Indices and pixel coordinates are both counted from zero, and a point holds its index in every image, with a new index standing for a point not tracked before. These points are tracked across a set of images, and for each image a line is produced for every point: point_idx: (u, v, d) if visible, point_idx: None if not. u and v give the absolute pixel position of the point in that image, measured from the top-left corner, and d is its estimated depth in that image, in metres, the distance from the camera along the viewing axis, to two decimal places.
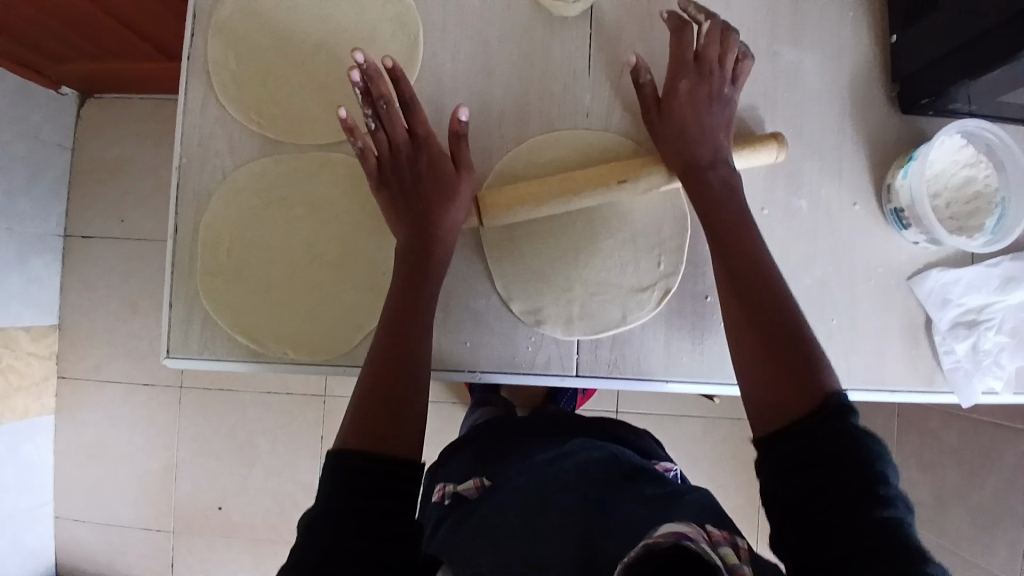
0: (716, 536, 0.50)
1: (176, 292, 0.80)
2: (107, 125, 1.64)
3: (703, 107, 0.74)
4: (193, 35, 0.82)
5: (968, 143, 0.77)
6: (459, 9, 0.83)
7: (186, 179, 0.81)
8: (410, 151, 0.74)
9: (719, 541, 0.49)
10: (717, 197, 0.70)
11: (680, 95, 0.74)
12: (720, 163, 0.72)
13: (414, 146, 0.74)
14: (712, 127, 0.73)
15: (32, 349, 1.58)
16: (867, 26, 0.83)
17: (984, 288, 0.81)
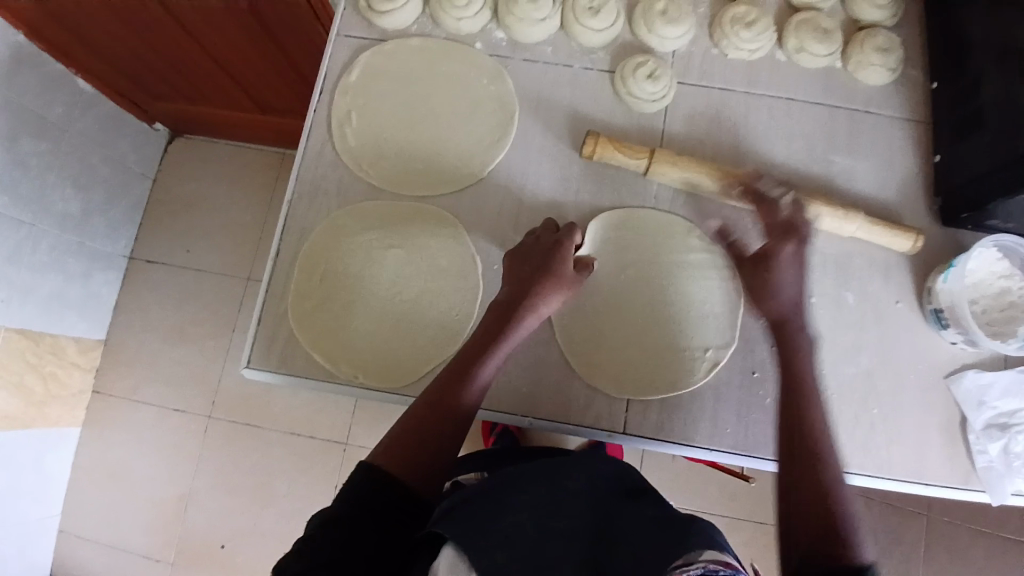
0: (729, 560, 0.57)
1: (266, 310, 0.88)
2: (193, 164, 1.81)
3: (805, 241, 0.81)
4: (322, 92, 0.95)
5: (1004, 257, 0.84)
6: (551, 96, 0.95)
7: (294, 211, 0.91)
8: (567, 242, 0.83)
9: (736, 568, 0.55)
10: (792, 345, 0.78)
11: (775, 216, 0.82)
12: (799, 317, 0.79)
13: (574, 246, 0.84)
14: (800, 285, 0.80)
15: (77, 360, 1.64)
16: (912, 147, 0.93)
17: (1019, 393, 0.85)
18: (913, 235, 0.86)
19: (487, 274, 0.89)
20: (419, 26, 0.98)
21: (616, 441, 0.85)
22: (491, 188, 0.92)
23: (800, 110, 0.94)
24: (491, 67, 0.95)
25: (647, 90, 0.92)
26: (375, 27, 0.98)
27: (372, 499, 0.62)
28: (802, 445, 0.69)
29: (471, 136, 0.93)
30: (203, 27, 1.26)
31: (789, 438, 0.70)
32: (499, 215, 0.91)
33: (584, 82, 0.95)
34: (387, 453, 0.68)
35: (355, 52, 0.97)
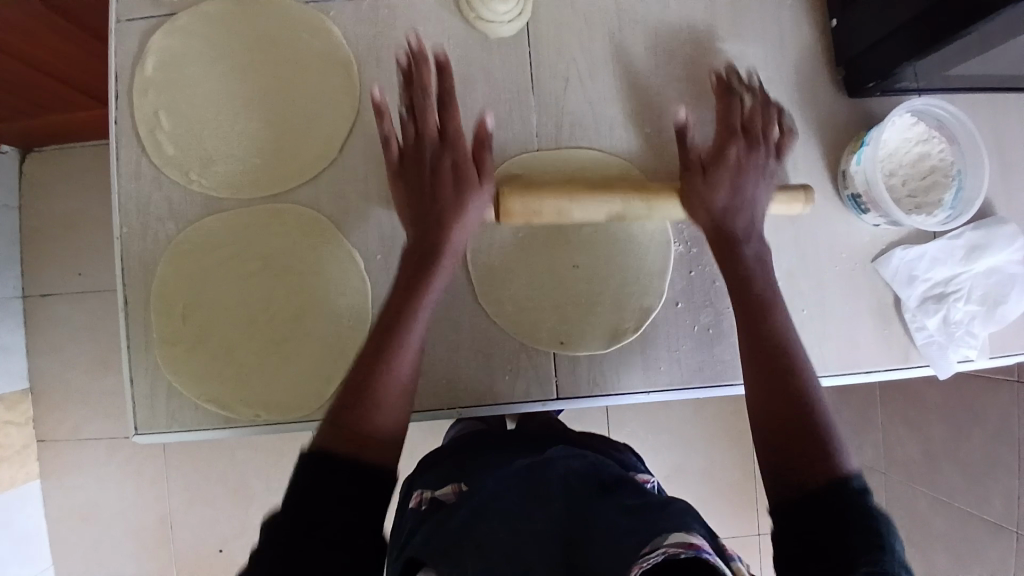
0: (695, 541, 0.51)
1: (135, 365, 0.77)
2: (52, 179, 1.58)
3: (757, 161, 0.74)
4: (118, 97, 0.78)
5: (919, 120, 0.76)
6: (392, 40, 0.80)
7: (130, 247, 0.78)
8: (430, 127, 0.71)
9: (702, 547, 0.50)
10: (746, 272, 0.69)
11: (731, 116, 0.76)
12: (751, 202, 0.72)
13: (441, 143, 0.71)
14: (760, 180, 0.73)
15: (6, 418, 1.52)
16: (807, 11, 0.82)
17: (949, 260, 0.81)
18: (802, 194, 0.74)
19: (370, 268, 0.79)
20: None
21: (550, 408, 0.80)
22: (350, 167, 0.79)
23: None
24: (310, 20, 0.79)
25: (498, 10, 0.78)
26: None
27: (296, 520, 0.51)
28: (775, 355, 0.64)
29: (310, 109, 0.79)
30: (3, 38, 1.05)
31: (752, 351, 0.64)
32: (367, 197, 0.79)
33: (427, 13, 0.80)
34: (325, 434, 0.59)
35: (144, 37, 0.79)
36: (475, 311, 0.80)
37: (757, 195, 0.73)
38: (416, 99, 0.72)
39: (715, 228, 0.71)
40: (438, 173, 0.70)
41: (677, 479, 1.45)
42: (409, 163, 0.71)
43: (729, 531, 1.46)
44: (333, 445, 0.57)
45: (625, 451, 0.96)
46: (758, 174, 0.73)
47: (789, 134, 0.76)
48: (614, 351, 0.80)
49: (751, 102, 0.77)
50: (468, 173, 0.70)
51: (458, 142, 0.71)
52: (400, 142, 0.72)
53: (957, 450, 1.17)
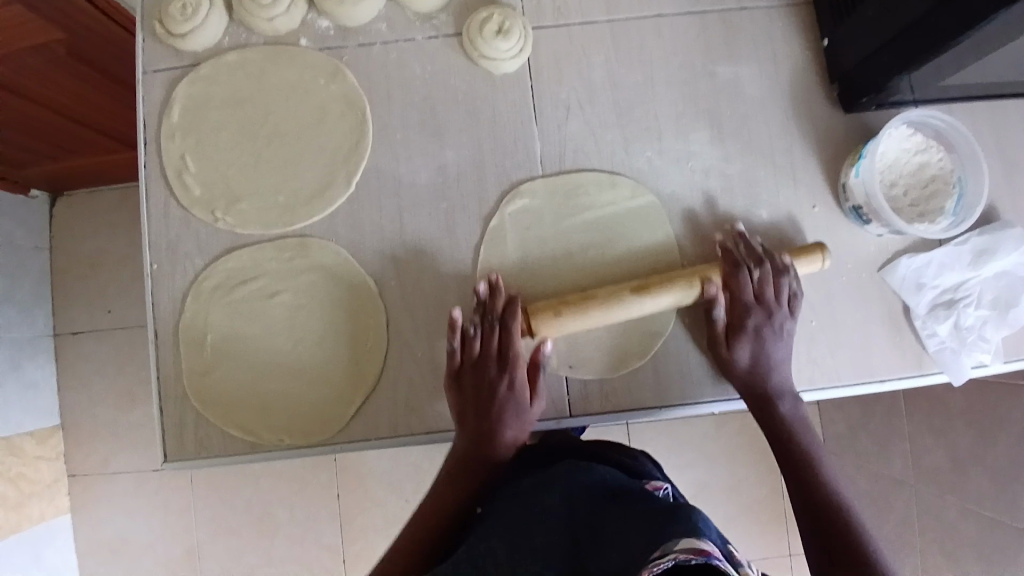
0: (705, 547, 0.53)
1: (166, 396, 0.81)
2: (82, 221, 1.65)
3: (773, 318, 0.77)
4: (147, 142, 0.84)
5: (915, 131, 0.78)
6: (401, 77, 0.84)
7: (160, 284, 0.82)
8: (491, 346, 0.76)
9: (711, 553, 0.52)
10: (780, 422, 0.77)
11: (743, 297, 0.77)
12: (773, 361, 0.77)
13: (501, 331, 0.76)
14: (778, 350, 0.78)
15: (39, 454, 1.57)
16: (798, 32, 0.85)
17: (956, 266, 0.82)
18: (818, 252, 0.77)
19: (386, 294, 0.82)
20: (232, 37, 0.85)
21: (564, 425, 0.82)
22: (365, 199, 0.83)
23: (672, 22, 0.84)
24: (325, 63, 0.84)
25: (501, 47, 0.81)
26: (183, 51, 0.85)
27: None
28: (790, 450, 0.77)
29: (326, 146, 0.83)
30: (31, 87, 1.12)
31: (781, 460, 0.77)
32: (381, 228, 0.83)
33: (433, 53, 0.84)
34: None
35: (170, 85, 0.85)
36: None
37: (776, 354, 0.78)
38: (484, 324, 0.77)
39: (746, 390, 0.78)
40: (497, 403, 0.75)
41: (701, 496, 1.43)
42: (479, 399, 0.76)
43: (755, 548, 1.44)
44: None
45: (642, 458, 0.96)
46: (777, 342, 0.78)
47: (790, 267, 0.78)
48: (625, 369, 0.82)
49: (759, 273, 0.77)
50: (524, 396, 0.76)
51: (518, 364, 0.76)
52: (462, 354, 0.77)
53: (984, 457, 1.15)
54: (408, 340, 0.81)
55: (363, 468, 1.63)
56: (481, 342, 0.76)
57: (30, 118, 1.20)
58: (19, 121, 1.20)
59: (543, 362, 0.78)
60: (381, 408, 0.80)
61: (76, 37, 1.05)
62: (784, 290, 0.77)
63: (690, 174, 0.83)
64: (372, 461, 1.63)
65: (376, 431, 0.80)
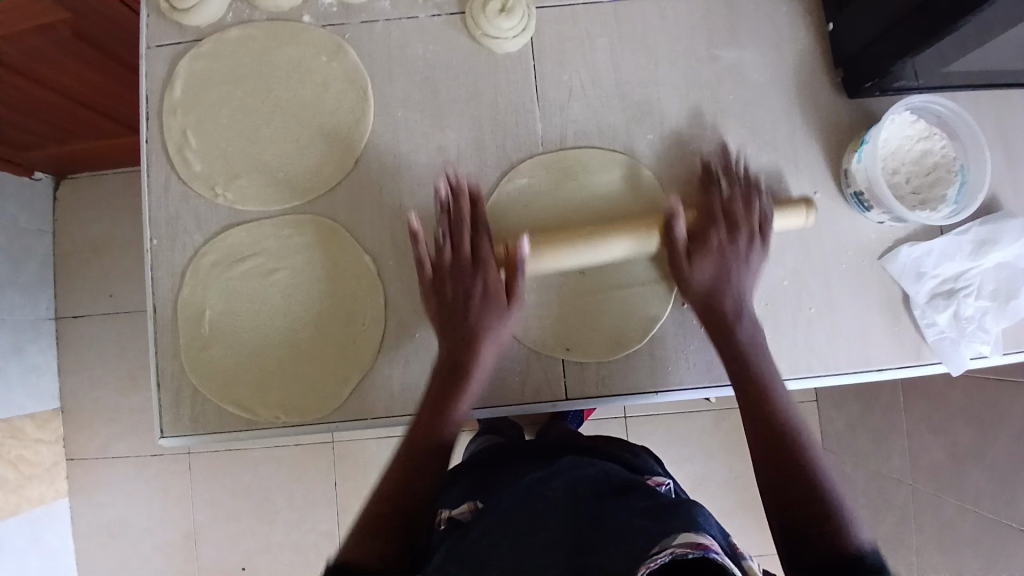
0: (704, 541, 0.53)
1: (164, 371, 0.81)
2: (84, 206, 1.65)
3: (740, 247, 0.76)
4: (149, 118, 0.84)
5: (918, 117, 0.78)
6: (402, 57, 0.84)
7: (160, 258, 0.82)
8: (465, 253, 0.76)
9: (709, 547, 0.52)
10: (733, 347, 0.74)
11: (712, 204, 0.77)
12: (738, 220, 0.77)
13: (475, 236, 0.77)
14: (744, 277, 0.76)
15: (39, 436, 1.57)
16: (802, 17, 0.84)
17: (957, 255, 0.81)
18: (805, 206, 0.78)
19: (384, 273, 0.82)
20: (235, 13, 0.85)
21: (559, 409, 0.81)
22: (365, 177, 0.83)
23: (676, 5, 0.84)
24: (327, 42, 0.84)
25: (503, 26, 0.81)
26: (186, 27, 0.85)
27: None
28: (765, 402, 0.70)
29: (326, 125, 0.83)
30: (35, 66, 1.11)
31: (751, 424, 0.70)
32: (380, 207, 0.83)
33: (436, 33, 0.84)
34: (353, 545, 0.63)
35: (172, 61, 0.85)
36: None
37: (745, 282, 0.76)
38: (451, 226, 0.77)
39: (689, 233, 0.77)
40: (470, 316, 0.75)
41: (699, 491, 1.43)
42: (443, 308, 0.76)
43: (753, 543, 1.43)
44: (357, 549, 0.62)
45: (643, 455, 0.97)
46: (745, 267, 0.76)
47: (770, 215, 0.78)
48: (622, 354, 0.82)
49: (733, 189, 0.78)
50: (499, 299, 0.76)
51: (488, 266, 0.76)
52: (434, 257, 0.77)
53: (982, 453, 1.15)
54: (405, 318, 0.81)
55: (361, 457, 1.63)
56: (450, 249, 0.76)
57: (32, 98, 1.20)
58: (21, 102, 1.20)
59: (523, 264, 0.76)
60: (377, 386, 0.80)
61: (84, 21, 1.04)
62: (755, 210, 0.77)
63: (691, 158, 0.83)
64: (370, 450, 1.63)
65: (372, 409, 0.80)
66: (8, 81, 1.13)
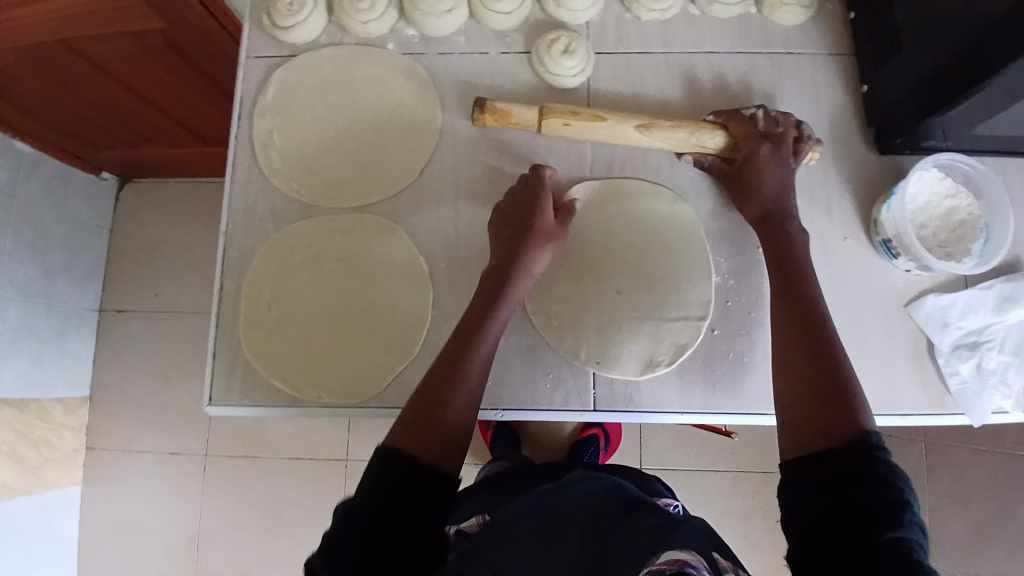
0: (684, 558, 0.58)
1: (220, 344, 0.87)
2: (145, 207, 1.77)
3: (782, 144, 0.83)
4: (241, 118, 0.94)
5: (945, 176, 0.83)
6: (472, 85, 0.94)
7: (233, 241, 0.90)
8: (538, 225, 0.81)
9: (689, 564, 0.57)
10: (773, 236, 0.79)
11: (742, 128, 0.84)
12: (767, 156, 0.82)
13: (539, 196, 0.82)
14: (785, 172, 0.82)
15: (64, 421, 1.62)
16: (838, 80, 0.92)
17: (982, 309, 0.85)
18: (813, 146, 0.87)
19: (435, 274, 0.88)
20: (328, 35, 0.96)
21: (587, 419, 0.85)
22: (427, 186, 0.91)
23: (722, 61, 0.93)
24: (407, 66, 0.94)
25: (566, 64, 0.90)
26: (284, 43, 0.96)
27: (393, 470, 0.57)
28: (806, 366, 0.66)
29: (398, 137, 0.92)
30: (129, 70, 1.22)
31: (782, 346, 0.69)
32: (438, 213, 0.90)
33: (503, 67, 0.94)
34: (400, 434, 0.61)
35: (268, 71, 0.95)
36: (525, 320, 0.87)
37: (780, 180, 0.82)
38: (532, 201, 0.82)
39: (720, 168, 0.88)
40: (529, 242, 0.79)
41: None
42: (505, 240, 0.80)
43: None
44: (407, 436, 0.61)
45: (652, 479, 1.00)
46: (784, 168, 0.82)
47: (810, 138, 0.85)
48: (652, 373, 0.85)
49: (761, 111, 0.84)
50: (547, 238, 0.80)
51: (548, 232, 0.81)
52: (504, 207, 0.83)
53: (1007, 530, 1.12)
54: (450, 317, 0.87)
55: None
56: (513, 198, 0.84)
57: (126, 100, 1.33)
58: (115, 101, 1.33)
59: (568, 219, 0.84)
60: (417, 377, 0.85)
61: (174, 33, 1.13)
62: (790, 124, 0.85)
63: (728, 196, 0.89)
64: None
65: (409, 399, 0.85)
66: (109, 83, 1.25)
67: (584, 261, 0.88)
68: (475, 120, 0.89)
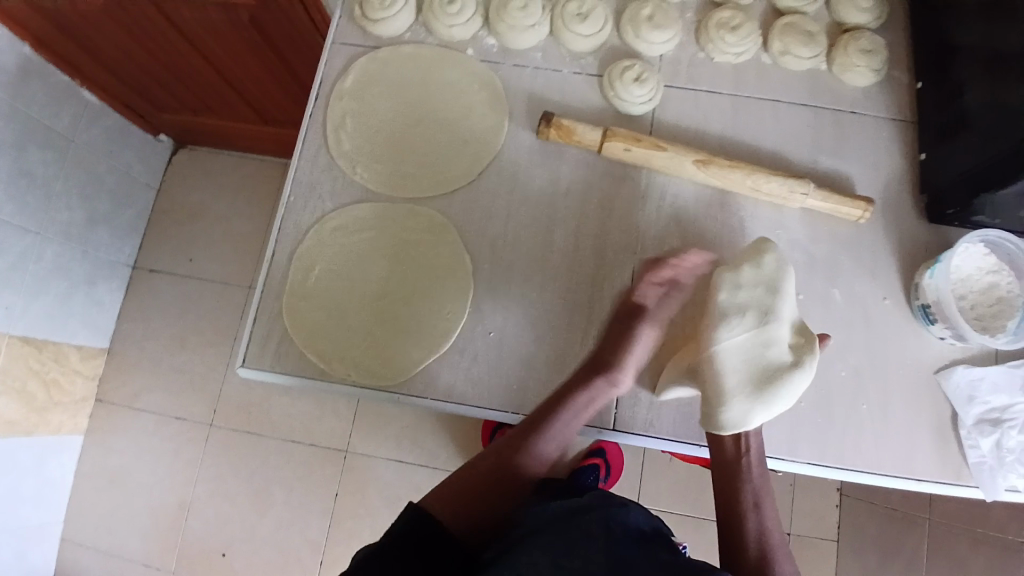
0: None
1: (261, 309, 0.90)
2: (195, 174, 1.82)
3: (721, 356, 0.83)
4: (318, 98, 0.98)
5: (991, 252, 0.84)
6: (542, 100, 0.97)
7: (291, 212, 0.93)
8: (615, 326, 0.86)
9: None
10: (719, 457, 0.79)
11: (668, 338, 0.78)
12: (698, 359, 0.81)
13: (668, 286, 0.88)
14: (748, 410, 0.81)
15: (80, 367, 1.66)
16: (898, 147, 0.94)
17: (1008, 388, 0.85)
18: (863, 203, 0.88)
19: (478, 273, 0.90)
20: (413, 33, 1.00)
21: (604, 437, 0.86)
22: (483, 189, 0.94)
23: (786, 112, 0.95)
24: (483, 73, 0.98)
25: (636, 93, 0.93)
26: (370, 35, 1.00)
27: (418, 531, 0.61)
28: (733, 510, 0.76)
29: (464, 139, 0.95)
30: (210, 39, 1.28)
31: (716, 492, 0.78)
32: (489, 216, 0.93)
33: (574, 87, 0.97)
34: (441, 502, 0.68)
35: (350, 58, 1.00)
36: (559, 332, 0.88)
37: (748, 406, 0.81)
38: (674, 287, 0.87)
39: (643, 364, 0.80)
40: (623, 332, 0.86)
41: None
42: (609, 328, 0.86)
43: None
44: (438, 506, 0.68)
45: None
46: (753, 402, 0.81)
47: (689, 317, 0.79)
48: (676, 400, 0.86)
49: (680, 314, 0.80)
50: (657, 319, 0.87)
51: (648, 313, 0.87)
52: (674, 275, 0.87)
53: None
54: (486, 317, 0.89)
55: (367, 473, 1.62)
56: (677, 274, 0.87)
57: (200, 67, 1.38)
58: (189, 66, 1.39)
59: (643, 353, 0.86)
60: (445, 370, 0.87)
61: (260, 10, 1.18)
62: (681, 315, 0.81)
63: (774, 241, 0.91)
64: (377, 468, 1.62)
65: (434, 390, 0.86)
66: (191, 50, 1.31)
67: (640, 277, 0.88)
68: (540, 134, 0.93)
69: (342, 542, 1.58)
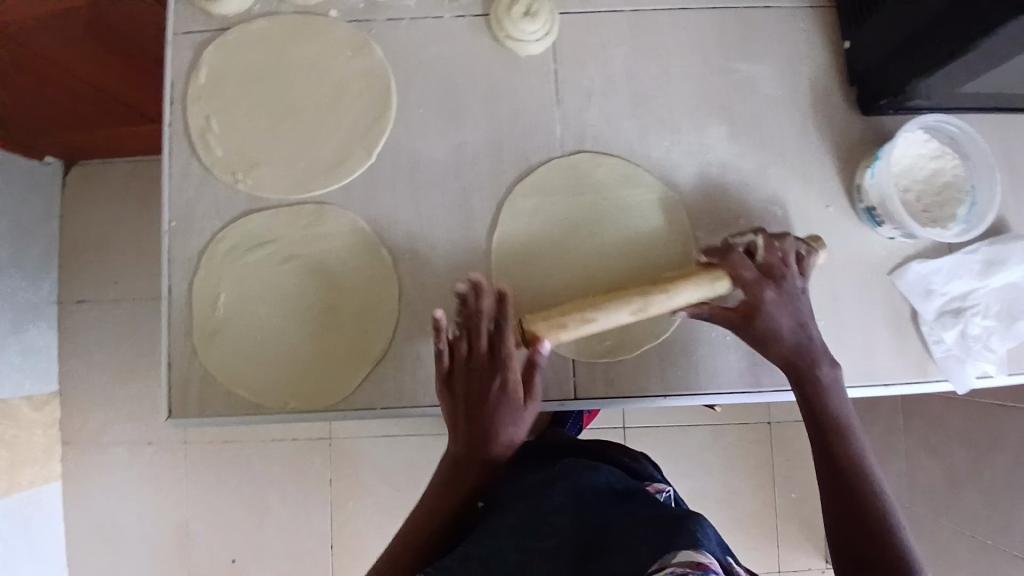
0: (704, 560, 0.50)
1: (173, 354, 0.81)
2: (97, 179, 1.49)
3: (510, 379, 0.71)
4: (173, 103, 0.85)
5: (931, 137, 0.79)
6: (427, 55, 0.85)
7: (176, 241, 0.83)
8: (482, 348, 0.72)
9: (710, 567, 0.49)
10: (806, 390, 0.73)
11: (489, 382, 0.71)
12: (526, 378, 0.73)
13: (496, 329, 0.72)
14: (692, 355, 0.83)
15: (34, 420, 1.40)
16: (818, 37, 0.86)
17: (965, 275, 0.82)
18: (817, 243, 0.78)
19: (399, 267, 0.83)
20: (263, 3, 0.86)
21: (568, 408, 0.82)
22: (383, 171, 0.84)
23: (695, 17, 0.86)
24: (353, 36, 0.85)
25: (527, 29, 0.83)
26: (213, 15, 0.86)
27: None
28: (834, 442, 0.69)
29: (348, 117, 0.84)
30: (61, 52, 1.04)
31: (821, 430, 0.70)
32: (398, 198, 0.84)
33: (459, 34, 0.86)
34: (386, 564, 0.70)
35: (198, 49, 0.86)
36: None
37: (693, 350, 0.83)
38: (471, 324, 0.72)
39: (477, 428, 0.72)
40: (491, 403, 0.71)
41: (695, 503, 1.43)
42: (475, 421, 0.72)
43: (746, 559, 1.43)
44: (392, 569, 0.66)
45: (642, 462, 0.95)
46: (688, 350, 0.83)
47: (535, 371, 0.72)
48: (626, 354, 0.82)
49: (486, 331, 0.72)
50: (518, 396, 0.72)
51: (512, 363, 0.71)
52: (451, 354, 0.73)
53: (979, 476, 1.10)
54: (416, 311, 0.82)
55: (355, 453, 1.47)
56: (467, 345, 0.72)
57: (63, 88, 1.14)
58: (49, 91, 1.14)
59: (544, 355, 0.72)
60: (386, 378, 0.81)
61: (106, 7, 0.96)
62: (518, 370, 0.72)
63: (705, 165, 0.84)
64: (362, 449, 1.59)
65: (381, 401, 0.80)
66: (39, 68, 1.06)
67: (558, 230, 0.82)
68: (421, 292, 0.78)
69: (349, 523, 1.46)
